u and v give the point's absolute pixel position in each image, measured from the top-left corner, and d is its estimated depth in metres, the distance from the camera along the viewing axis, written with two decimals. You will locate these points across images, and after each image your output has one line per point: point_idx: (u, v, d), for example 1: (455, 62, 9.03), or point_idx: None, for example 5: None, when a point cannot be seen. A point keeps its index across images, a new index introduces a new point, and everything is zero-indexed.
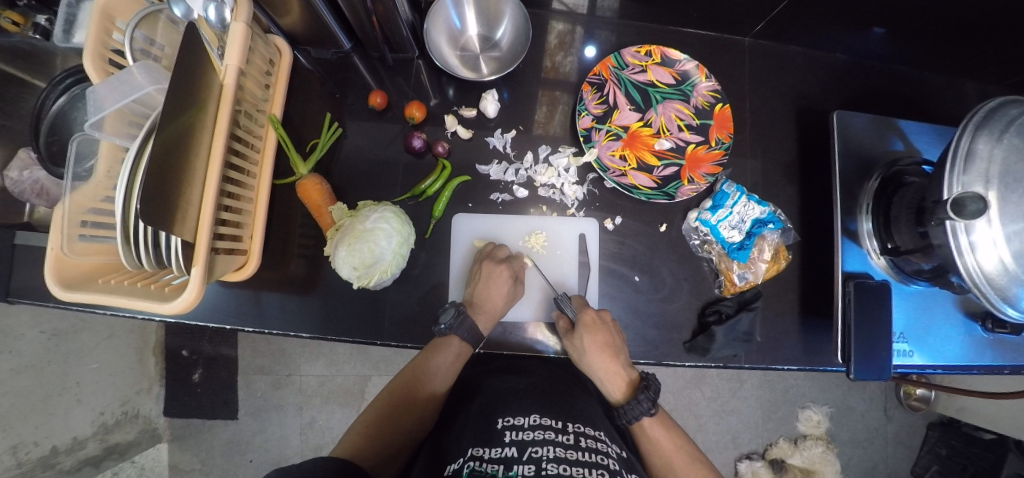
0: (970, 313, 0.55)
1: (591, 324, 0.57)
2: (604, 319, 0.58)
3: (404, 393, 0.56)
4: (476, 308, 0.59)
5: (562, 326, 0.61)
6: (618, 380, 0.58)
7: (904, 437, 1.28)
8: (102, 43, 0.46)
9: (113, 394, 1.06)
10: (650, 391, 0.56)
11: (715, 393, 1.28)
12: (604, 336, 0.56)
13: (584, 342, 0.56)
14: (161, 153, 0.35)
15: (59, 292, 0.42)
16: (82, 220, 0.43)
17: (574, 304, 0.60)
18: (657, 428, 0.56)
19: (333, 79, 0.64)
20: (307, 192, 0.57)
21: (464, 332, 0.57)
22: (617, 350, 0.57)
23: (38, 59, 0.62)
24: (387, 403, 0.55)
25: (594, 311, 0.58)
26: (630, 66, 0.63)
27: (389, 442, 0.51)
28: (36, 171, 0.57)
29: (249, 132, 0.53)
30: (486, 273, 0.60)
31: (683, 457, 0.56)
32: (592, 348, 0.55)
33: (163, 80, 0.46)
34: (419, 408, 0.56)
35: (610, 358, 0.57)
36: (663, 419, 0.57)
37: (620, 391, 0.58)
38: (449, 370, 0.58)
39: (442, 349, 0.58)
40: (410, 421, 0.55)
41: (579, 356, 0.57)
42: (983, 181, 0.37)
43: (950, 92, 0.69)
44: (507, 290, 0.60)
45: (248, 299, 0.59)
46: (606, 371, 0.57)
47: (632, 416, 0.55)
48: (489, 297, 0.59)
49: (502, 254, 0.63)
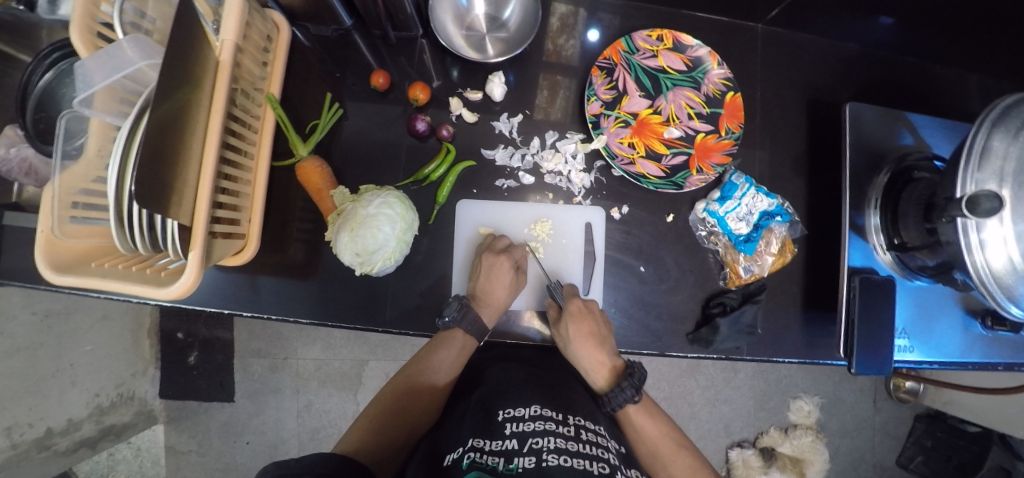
0: (971, 310, 0.55)
1: (577, 314, 0.57)
2: (591, 308, 0.58)
3: (406, 390, 0.56)
4: (481, 300, 0.58)
5: (551, 314, 0.61)
6: (601, 369, 0.58)
7: (891, 427, 1.32)
8: (90, 15, 0.43)
9: (108, 376, 1.05)
10: (635, 378, 0.56)
11: (709, 382, 1.30)
12: (590, 325, 0.56)
13: (569, 332, 0.56)
14: (154, 133, 0.33)
15: (51, 276, 0.40)
16: (72, 202, 0.41)
17: (564, 291, 0.60)
18: (641, 415, 0.56)
19: (333, 57, 0.62)
20: (307, 175, 0.56)
21: (467, 324, 0.57)
22: (601, 338, 0.57)
23: (23, 31, 0.59)
24: (389, 400, 0.55)
25: (581, 301, 0.58)
26: (641, 51, 0.61)
27: (390, 441, 0.51)
28: (23, 148, 0.54)
29: (246, 111, 0.51)
30: (486, 264, 0.59)
31: (669, 444, 0.56)
32: (576, 338, 0.56)
33: (155, 55, 0.44)
34: (422, 405, 0.56)
35: (594, 347, 0.56)
36: (648, 407, 0.57)
37: (603, 378, 0.58)
38: (452, 365, 0.58)
39: (445, 343, 0.58)
40: (412, 418, 0.54)
41: (564, 344, 0.57)
42: (997, 179, 0.36)
43: (960, 85, 0.68)
44: (509, 281, 0.59)
45: (246, 283, 0.58)
46: (590, 361, 0.57)
47: (616, 404, 0.55)
48: (491, 290, 0.58)
49: (504, 244, 0.61)
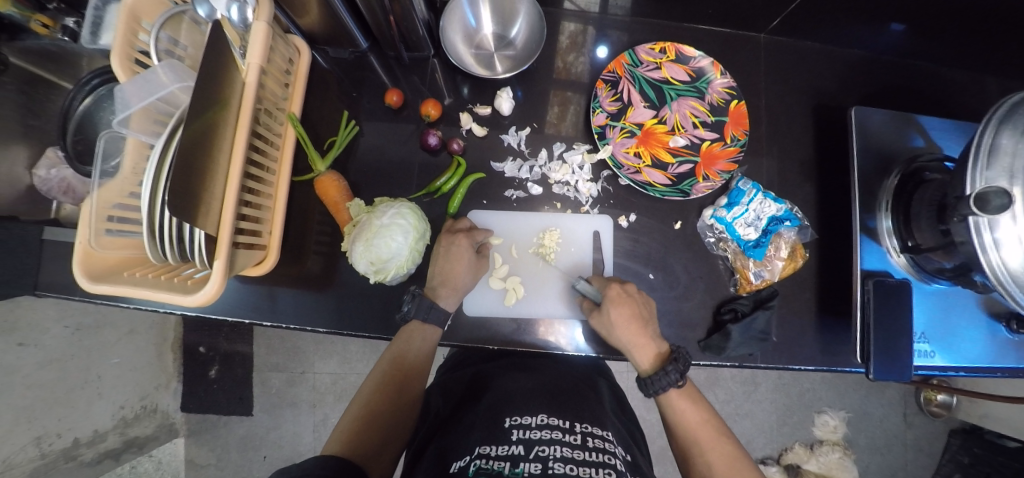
0: (994, 313, 0.54)
1: (618, 298, 0.55)
2: (629, 292, 0.57)
3: (383, 390, 0.55)
4: (439, 284, 0.58)
5: (586, 306, 0.59)
6: (646, 350, 0.55)
7: (924, 443, 1.25)
8: (129, 44, 0.47)
9: (133, 389, 1.09)
10: (680, 363, 0.53)
11: (728, 396, 1.26)
12: (631, 308, 0.55)
13: (611, 317, 0.54)
14: (186, 148, 0.35)
15: (87, 285, 0.43)
16: (108, 215, 0.44)
17: (595, 286, 0.59)
18: (683, 400, 0.55)
19: (350, 78, 0.65)
20: (325, 189, 0.58)
21: (427, 315, 0.56)
22: (645, 320, 0.55)
23: (65, 60, 0.66)
24: (365, 404, 0.54)
25: (618, 286, 0.57)
26: (644, 64, 0.63)
27: (371, 443, 0.49)
28: (63, 169, 0.60)
29: (268, 129, 0.54)
30: (446, 245, 0.59)
31: (709, 431, 0.54)
32: (620, 322, 0.54)
33: (187, 79, 0.47)
34: (400, 402, 0.55)
35: (640, 330, 0.54)
36: (690, 392, 0.56)
37: (648, 361, 0.55)
38: (421, 357, 0.56)
39: (410, 336, 0.56)
40: (392, 418, 0.53)
41: (606, 331, 0.55)
42: (1007, 176, 0.36)
43: (974, 88, 0.67)
44: (471, 262, 0.59)
45: (264, 293, 0.60)
46: (634, 342, 0.54)
47: (660, 387, 0.53)
48: (452, 270, 0.58)
49: (467, 226, 0.62)
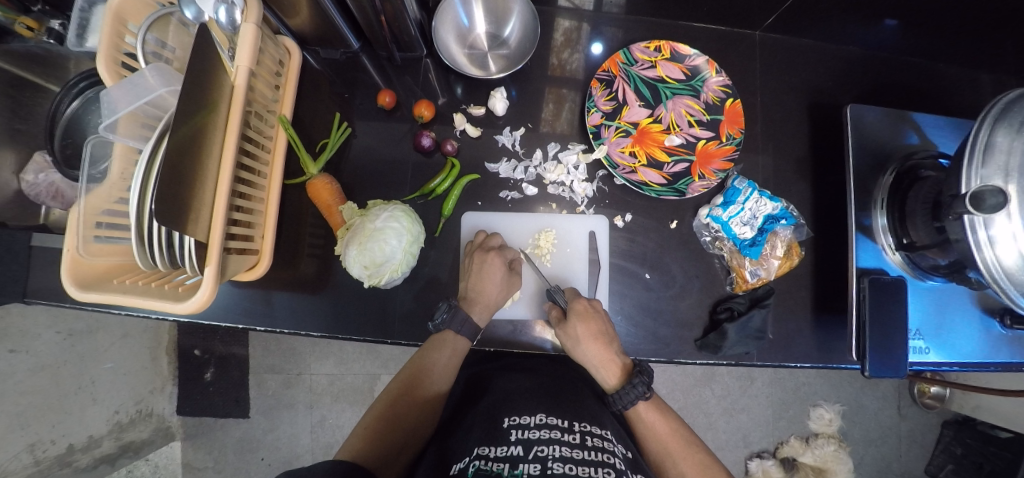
0: (987, 309, 0.54)
1: (584, 312, 0.56)
2: (597, 308, 0.58)
3: (403, 394, 0.55)
4: (472, 300, 0.58)
5: (554, 316, 0.59)
6: (611, 366, 0.55)
7: (917, 434, 1.27)
8: (115, 47, 0.47)
9: (128, 393, 1.10)
10: (645, 375, 0.54)
11: (725, 391, 1.27)
12: (597, 325, 0.55)
13: (576, 331, 0.55)
14: (173, 154, 0.35)
15: (77, 293, 0.43)
16: (96, 222, 0.43)
17: (566, 295, 0.60)
18: (651, 412, 0.55)
19: (342, 78, 0.65)
20: (317, 192, 0.58)
21: (459, 326, 0.56)
22: (609, 337, 0.56)
23: (53, 64, 0.64)
24: (383, 408, 0.54)
25: (585, 300, 0.58)
26: (639, 62, 0.63)
27: (387, 447, 0.49)
28: (51, 173, 0.59)
29: (259, 132, 0.53)
30: (478, 263, 0.59)
31: (678, 441, 0.54)
32: (585, 338, 0.54)
33: (175, 82, 0.46)
34: (420, 407, 0.55)
35: (604, 346, 0.55)
36: (657, 404, 0.56)
37: (614, 377, 0.55)
38: (446, 368, 0.56)
39: (441, 345, 0.56)
40: (409, 422, 0.53)
41: (572, 345, 0.55)
42: (1002, 174, 0.36)
43: (968, 84, 0.67)
44: (502, 279, 0.59)
45: (259, 298, 0.60)
46: (599, 358, 0.55)
47: (627, 402, 0.53)
48: (484, 288, 0.58)
49: (496, 242, 0.62)
